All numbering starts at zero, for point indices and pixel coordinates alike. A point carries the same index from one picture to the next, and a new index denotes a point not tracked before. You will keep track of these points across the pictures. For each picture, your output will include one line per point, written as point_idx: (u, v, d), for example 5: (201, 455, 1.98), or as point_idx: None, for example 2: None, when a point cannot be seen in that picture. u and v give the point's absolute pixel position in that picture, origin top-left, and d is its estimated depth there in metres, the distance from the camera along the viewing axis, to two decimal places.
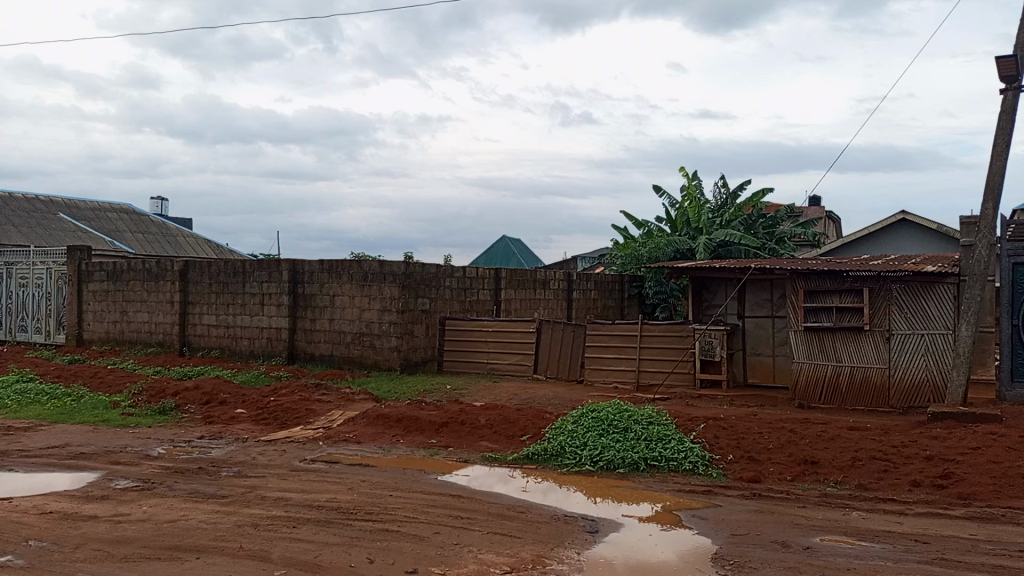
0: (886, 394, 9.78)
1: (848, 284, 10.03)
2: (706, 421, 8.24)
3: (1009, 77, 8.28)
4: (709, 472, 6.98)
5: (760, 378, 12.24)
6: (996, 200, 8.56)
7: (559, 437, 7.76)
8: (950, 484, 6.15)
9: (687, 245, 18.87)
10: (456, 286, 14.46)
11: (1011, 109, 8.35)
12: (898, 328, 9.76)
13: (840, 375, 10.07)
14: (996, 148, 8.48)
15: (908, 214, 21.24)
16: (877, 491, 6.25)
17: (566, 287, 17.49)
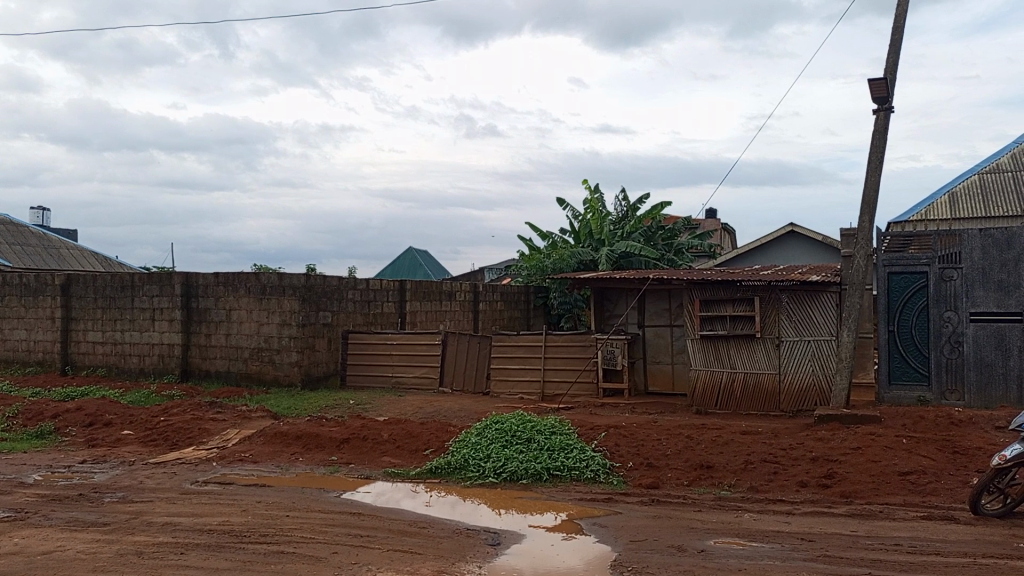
0: (777, 398, 10.22)
1: (740, 293, 10.44)
2: (607, 430, 8.38)
3: (881, 98, 8.84)
4: (610, 480, 7.09)
5: (660, 386, 12.56)
6: (872, 213, 9.11)
7: (462, 450, 7.71)
8: (834, 484, 6.47)
9: (590, 256, 19.23)
10: (359, 299, 14.21)
11: (884, 129, 8.92)
12: (786, 335, 10.23)
13: (735, 381, 10.46)
14: (871, 165, 9.03)
15: (796, 226, 22.36)
16: (767, 492, 6.50)
17: (472, 298, 17.50)
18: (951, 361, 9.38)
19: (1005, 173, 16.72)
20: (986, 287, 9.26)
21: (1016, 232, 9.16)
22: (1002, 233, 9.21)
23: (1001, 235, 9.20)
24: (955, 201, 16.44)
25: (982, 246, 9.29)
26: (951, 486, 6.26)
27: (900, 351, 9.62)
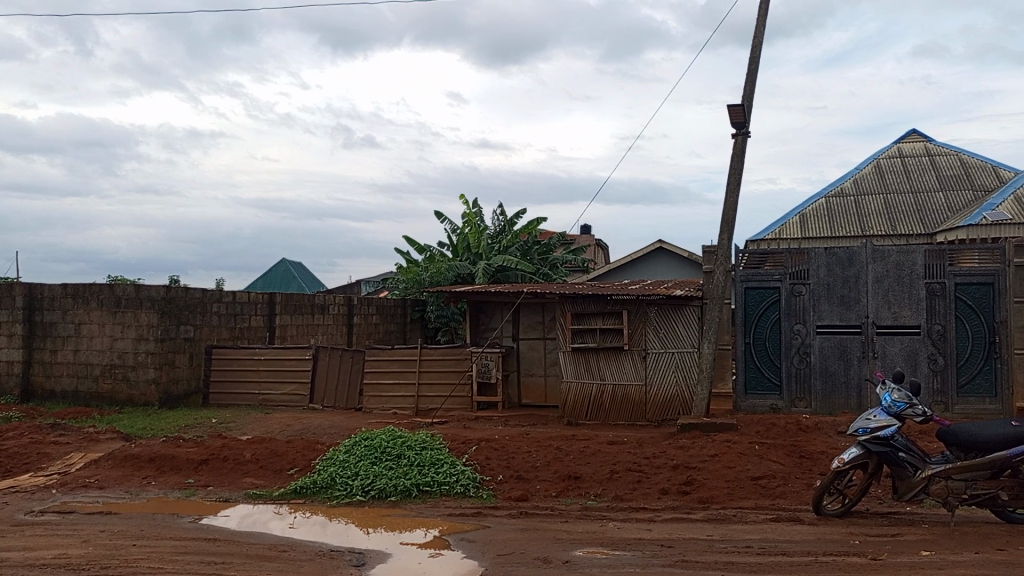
0: (643, 409, 10.56)
1: (610, 306, 10.73)
2: (478, 443, 8.37)
3: (738, 123, 9.37)
4: (479, 494, 7.08)
5: (533, 398, 12.71)
6: (730, 232, 9.61)
7: (329, 468, 7.48)
8: (692, 490, 6.73)
9: (467, 269, 19.25)
10: (224, 312, 13.58)
11: (741, 152, 9.45)
12: (652, 347, 10.60)
13: (605, 393, 10.74)
14: (730, 186, 9.53)
15: (665, 243, 23.33)
16: (631, 500, 6.68)
17: (346, 311, 17.12)
18: (800, 370, 10.01)
19: (848, 196, 18.16)
20: (830, 302, 9.96)
21: (855, 251, 9.92)
22: (844, 252, 9.94)
23: (843, 254, 9.94)
24: (805, 221, 17.66)
25: (827, 263, 10.00)
26: (797, 489, 6.66)
27: (756, 362, 10.18)
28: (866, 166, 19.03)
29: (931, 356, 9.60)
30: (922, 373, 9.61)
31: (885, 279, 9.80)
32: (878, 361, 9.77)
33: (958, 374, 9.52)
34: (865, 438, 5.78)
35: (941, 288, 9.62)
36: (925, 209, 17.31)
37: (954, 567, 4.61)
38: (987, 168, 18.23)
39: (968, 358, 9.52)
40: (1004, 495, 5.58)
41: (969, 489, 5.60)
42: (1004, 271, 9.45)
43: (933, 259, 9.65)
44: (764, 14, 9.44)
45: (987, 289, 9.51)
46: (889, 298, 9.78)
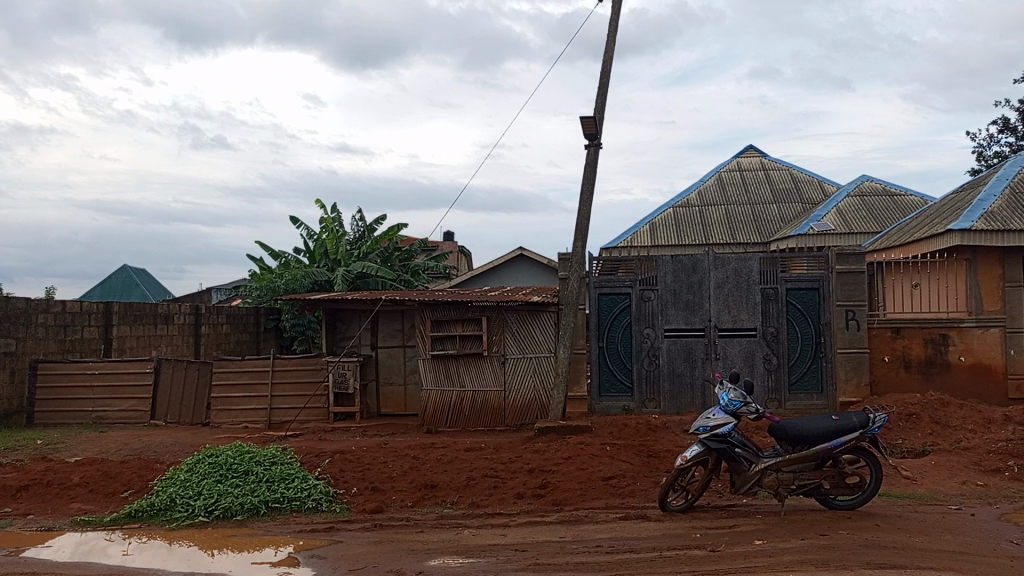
0: (502, 414, 10.66)
1: (469, 313, 10.76)
2: (332, 456, 8.12)
3: (591, 134, 9.66)
4: (332, 508, 6.87)
5: (392, 408, 12.52)
6: (584, 239, 9.90)
7: (168, 488, 7.01)
8: (547, 493, 6.85)
9: (324, 276, 18.71)
10: (52, 323, 12.47)
11: (594, 163, 9.76)
12: (511, 353, 10.72)
13: (464, 400, 10.74)
14: (583, 196, 9.81)
15: (525, 250, 23.74)
16: (487, 507, 6.70)
17: (193, 321, 16.16)
18: (650, 373, 10.45)
19: (693, 207, 19.22)
20: (676, 307, 10.47)
21: (699, 258, 10.48)
22: (688, 259, 10.48)
23: (687, 261, 10.48)
24: (654, 230, 18.52)
25: (673, 270, 10.50)
26: (644, 487, 6.93)
27: (609, 365, 10.53)
28: (709, 179, 20.24)
29: (766, 356, 10.29)
30: (758, 372, 10.28)
31: (725, 285, 10.42)
32: (720, 362, 10.37)
33: (790, 373, 10.27)
34: (705, 436, 6.10)
35: (774, 292, 10.33)
36: (761, 219, 18.60)
37: (782, 554, 4.94)
38: (814, 183, 19.87)
39: (798, 358, 10.28)
40: (826, 484, 6.06)
41: (796, 480, 6.04)
42: (827, 277, 10.29)
43: (767, 266, 10.35)
44: (615, 31, 9.81)
45: (814, 294, 10.31)
46: (729, 303, 10.40)
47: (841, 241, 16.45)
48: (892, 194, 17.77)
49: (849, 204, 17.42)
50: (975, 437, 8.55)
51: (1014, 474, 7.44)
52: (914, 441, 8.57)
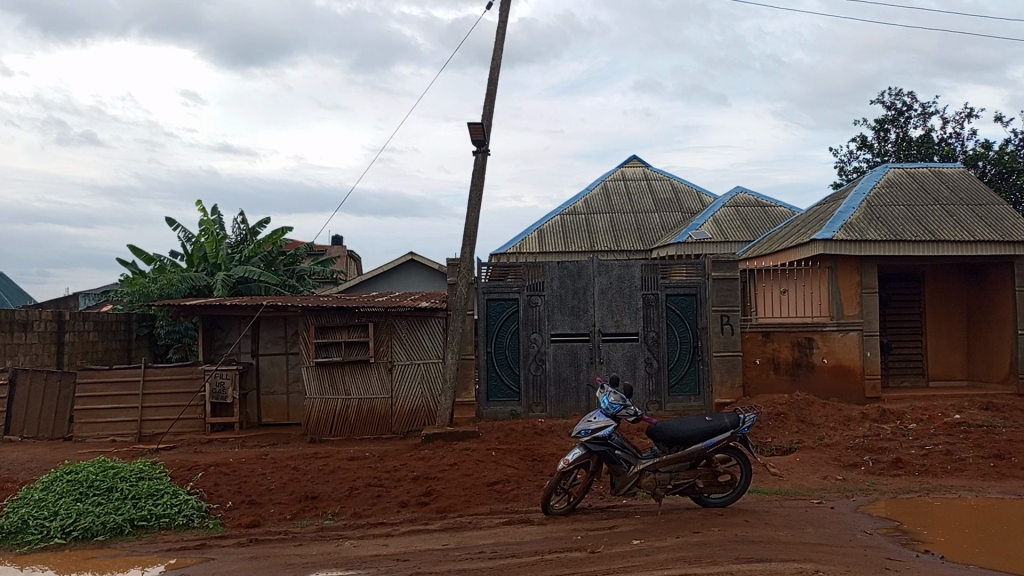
0: (389, 422, 10.50)
1: (355, 319, 10.54)
2: (206, 469, 7.75)
3: (479, 140, 9.68)
4: (205, 524, 6.54)
5: (274, 417, 12.10)
6: (472, 245, 9.90)
7: (19, 510, 6.49)
8: (431, 500, 6.79)
9: (203, 281, 17.89)
10: None
11: (482, 169, 9.79)
12: (398, 359, 10.57)
13: (350, 408, 10.52)
14: (472, 201, 9.82)
15: (415, 255, 23.58)
16: (370, 516, 6.57)
17: (55, 328, 15.06)
18: (536, 377, 10.57)
19: (579, 215, 19.65)
20: (562, 312, 10.64)
21: (584, 265, 10.70)
22: (574, 265, 10.68)
23: (573, 267, 10.68)
24: (542, 237, 18.80)
25: (560, 276, 10.67)
26: (529, 491, 6.98)
27: (496, 371, 10.58)
28: (595, 188, 20.75)
29: (647, 360, 10.62)
30: (640, 375, 10.59)
31: (609, 291, 10.69)
32: (604, 366, 10.62)
33: (669, 376, 10.63)
34: (587, 439, 6.20)
35: (655, 298, 10.68)
36: (644, 227, 19.24)
37: (657, 552, 5.09)
38: (693, 193, 20.74)
39: (677, 361, 10.66)
40: (700, 483, 6.29)
41: (672, 479, 6.24)
42: (704, 283, 10.73)
43: (648, 272, 10.69)
44: (503, 39, 9.88)
45: (692, 299, 10.72)
46: (613, 308, 10.67)
47: (718, 249, 17.24)
48: (764, 205, 18.78)
49: (725, 214, 18.29)
50: (836, 434, 9.13)
51: (870, 468, 7.99)
52: (782, 439, 9.06)
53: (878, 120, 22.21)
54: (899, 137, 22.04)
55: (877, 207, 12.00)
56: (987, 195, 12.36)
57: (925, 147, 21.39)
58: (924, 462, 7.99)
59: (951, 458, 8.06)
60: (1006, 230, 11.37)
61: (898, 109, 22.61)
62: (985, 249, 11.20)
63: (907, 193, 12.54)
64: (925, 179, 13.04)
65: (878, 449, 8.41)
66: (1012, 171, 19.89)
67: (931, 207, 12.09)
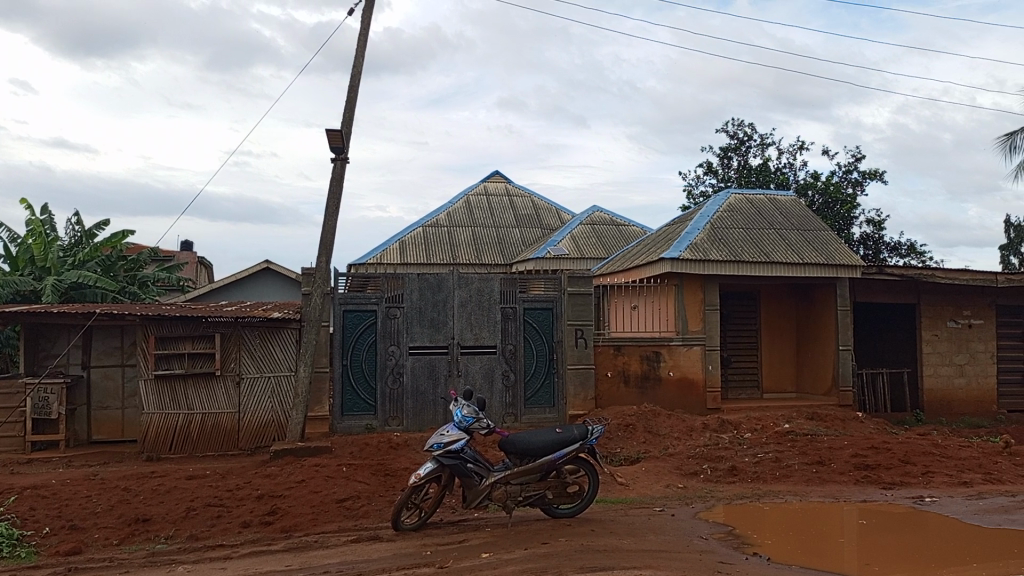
0: (235, 438, 9.99)
1: (200, 329, 9.96)
2: (21, 492, 7.05)
3: (337, 148, 9.46)
4: (16, 553, 5.89)
5: (106, 434, 11.20)
6: (329, 254, 9.64)
7: None
8: (276, 519, 6.49)
9: (29, 286, 16.29)
10: None
11: (340, 177, 9.57)
12: (246, 372, 10.09)
13: (192, 423, 9.91)
14: (329, 210, 9.56)
15: (271, 263, 22.73)
16: (208, 538, 6.18)
17: None
18: (393, 390, 10.41)
19: (441, 227, 19.63)
20: (421, 324, 10.56)
21: (444, 277, 10.68)
22: (434, 278, 10.64)
23: (433, 279, 10.63)
24: (403, 248, 18.62)
25: (419, 288, 10.59)
26: (379, 507, 6.85)
27: (352, 384, 10.33)
28: (457, 201, 20.82)
29: (504, 373, 10.72)
30: (497, 388, 10.67)
31: (468, 304, 10.71)
32: (461, 379, 10.62)
33: (525, 388, 10.78)
34: (439, 453, 6.16)
35: (513, 312, 10.81)
36: (505, 242, 19.50)
37: (505, 565, 5.12)
38: (553, 210, 21.26)
39: (533, 374, 10.83)
40: (550, 493, 6.39)
41: (523, 491, 6.31)
42: (561, 298, 10.98)
43: (507, 286, 10.81)
44: (364, 46, 9.73)
45: (548, 313, 10.94)
46: (471, 321, 10.70)
47: (574, 265, 17.74)
48: (618, 224, 19.55)
49: (582, 231, 18.87)
50: (679, 443, 9.59)
51: (708, 475, 8.44)
52: (630, 450, 9.41)
53: (723, 148, 23.75)
54: (740, 165, 23.64)
55: (720, 229, 12.78)
56: (814, 221, 13.46)
57: (763, 175, 23.08)
58: (756, 469, 8.55)
59: (780, 465, 8.66)
60: (830, 254, 12.42)
61: (739, 139, 24.25)
62: (813, 271, 12.18)
63: (746, 217, 13.44)
64: (762, 205, 14.03)
65: (716, 457, 8.90)
66: (836, 201, 21.83)
67: (767, 231, 13.01)
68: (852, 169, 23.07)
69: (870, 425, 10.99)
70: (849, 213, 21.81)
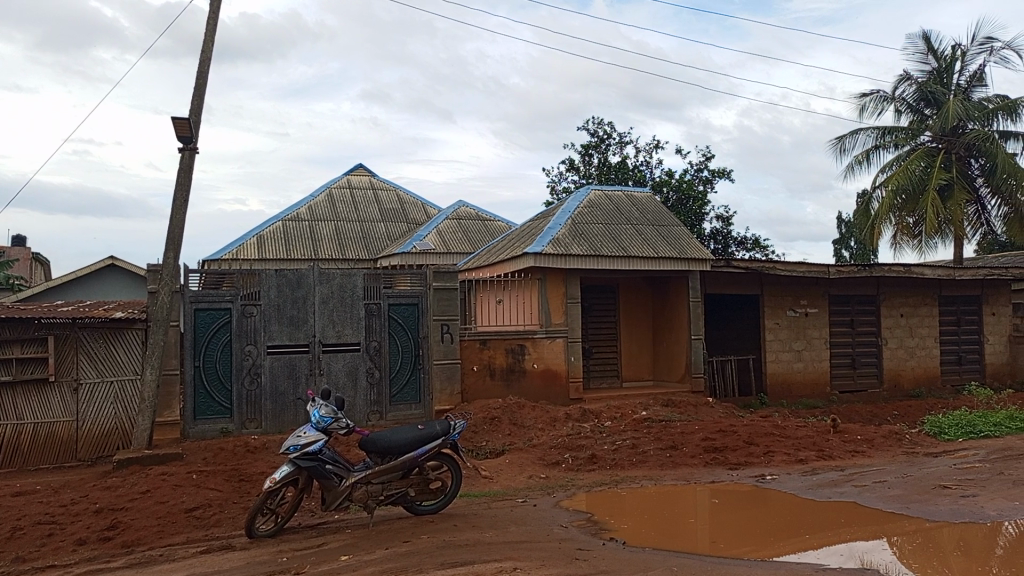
0: (72, 448, 9.24)
1: (31, 332, 9.11)
2: None
3: (185, 137, 8.93)
4: None
5: None
6: (177, 250, 9.09)
7: None
8: (116, 534, 6.05)
9: None
10: None
11: (188, 167, 9.03)
12: (86, 377, 9.35)
13: (22, 434, 9.07)
14: (177, 203, 9.01)
15: (116, 259, 21.22)
16: (37, 560, 5.66)
17: None
18: (250, 392, 9.97)
19: (303, 222, 19.01)
20: (279, 322, 10.17)
21: (303, 273, 10.33)
22: (293, 274, 10.27)
23: (291, 276, 10.26)
24: (262, 243, 17.89)
25: (277, 285, 10.20)
26: (232, 514, 6.55)
27: (205, 386, 9.80)
28: (319, 194, 20.25)
29: (368, 370, 10.51)
30: (361, 386, 10.45)
31: (329, 301, 10.42)
32: (323, 377, 10.32)
33: (391, 385, 10.62)
34: (296, 455, 5.97)
35: (376, 308, 10.61)
36: (370, 236, 19.17)
37: (365, 566, 5.02)
38: (418, 204, 21.08)
39: (399, 370, 10.68)
40: (412, 491, 6.33)
41: (384, 490, 6.21)
42: (426, 293, 10.89)
43: (370, 282, 10.60)
44: (214, 31, 9.22)
45: (413, 309, 10.81)
46: (333, 318, 10.42)
47: (440, 259, 17.69)
48: (484, 219, 19.67)
49: (448, 226, 18.84)
50: (543, 434, 9.78)
51: (569, 464, 8.66)
52: (495, 442, 9.49)
53: (584, 146, 24.43)
54: (600, 162, 24.39)
55: (581, 225, 13.12)
56: (669, 217, 14.07)
57: (621, 172, 23.92)
58: (615, 456, 8.84)
59: (636, 451, 9.00)
60: (683, 248, 13.03)
61: (600, 137, 25.01)
62: (667, 264, 12.74)
63: (606, 213, 13.87)
64: (620, 201, 14.51)
65: (577, 446, 9.13)
66: (689, 198, 23.01)
67: (625, 227, 13.48)
68: (703, 168, 24.37)
69: (719, 410, 11.65)
70: (700, 209, 23.03)
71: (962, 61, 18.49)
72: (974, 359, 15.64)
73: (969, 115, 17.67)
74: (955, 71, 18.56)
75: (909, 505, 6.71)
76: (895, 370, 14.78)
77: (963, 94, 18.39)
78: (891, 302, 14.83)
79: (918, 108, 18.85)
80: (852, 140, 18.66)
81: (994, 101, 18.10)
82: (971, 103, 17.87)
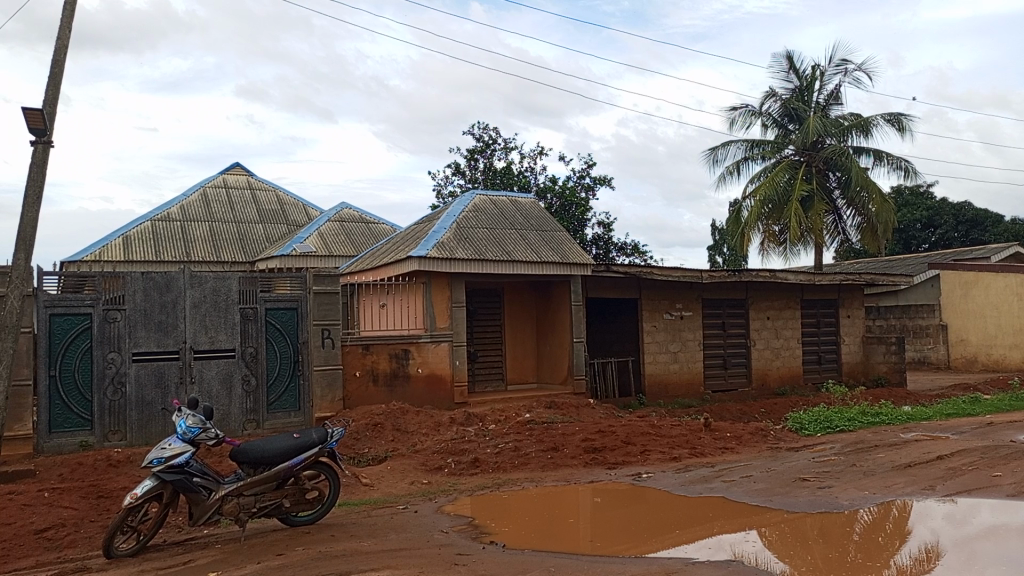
0: None
1: None
2: None
3: (37, 129, 8.26)
4: None
5: None
6: (29, 251, 8.36)
7: None
8: None
9: None
10: None
11: (40, 161, 8.37)
12: None
13: None
14: (28, 200, 8.32)
15: None
16: None
17: None
18: (113, 402, 9.35)
19: (174, 222, 18.07)
20: (146, 328, 9.60)
21: (173, 276, 9.81)
22: (161, 276, 9.74)
23: (160, 279, 9.72)
24: (129, 244, 16.87)
25: (143, 289, 9.63)
26: (88, 534, 6.12)
27: (61, 397, 9.10)
28: (192, 194, 19.30)
29: (244, 378, 10.08)
30: (236, 395, 9.99)
31: (202, 305, 9.93)
32: (194, 386, 9.80)
33: (268, 393, 10.22)
34: (159, 469, 5.65)
35: (253, 312, 10.20)
36: (247, 239, 18.47)
37: None
38: (299, 206, 20.48)
39: (277, 377, 10.30)
40: (287, 502, 6.11)
41: (257, 502, 5.97)
42: (306, 297, 10.57)
43: (246, 285, 10.18)
44: (71, 17, 8.60)
45: (293, 314, 10.47)
46: (206, 323, 9.93)
47: (321, 262, 17.26)
48: (367, 222, 19.34)
49: (330, 229, 18.41)
50: (426, 439, 9.68)
51: (452, 469, 8.63)
52: (377, 449, 9.32)
53: (470, 150, 24.51)
54: (485, 167, 24.55)
55: (465, 229, 13.12)
56: (551, 222, 14.29)
57: (506, 178, 24.16)
58: (497, 459, 8.89)
59: (519, 453, 9.08)
60: (565, 253, 13.27)
61: (485, 142, 25.17)
62: (550, 268, 12.93)
63: (490, 217, 13.92)
64: (504, 206, 14.61)
65: (460, 450, 9.12)
66: (571, 204, 23.53)
67: (509, 231, 13.59)
68: (586, 175, 24.96)
69: (600, 410, 11.95)
70: (583, 215, 23.56)
71: (820, 80, 19.84)
72: (832, 358, 16.77)
73: (826, 131, 19.00)
74: (815, 90, 19.88)
75: (773, 498, 7.10)
76: (762, 369, 15.62)
77: (822, 112, 19.73)
78: (758, 306, 15.67)
79: (783, 123, 20.06)
80: (723, 151, 19.64)
81: (849, 119, 19.54)
82: (829, 120, 19.21)
